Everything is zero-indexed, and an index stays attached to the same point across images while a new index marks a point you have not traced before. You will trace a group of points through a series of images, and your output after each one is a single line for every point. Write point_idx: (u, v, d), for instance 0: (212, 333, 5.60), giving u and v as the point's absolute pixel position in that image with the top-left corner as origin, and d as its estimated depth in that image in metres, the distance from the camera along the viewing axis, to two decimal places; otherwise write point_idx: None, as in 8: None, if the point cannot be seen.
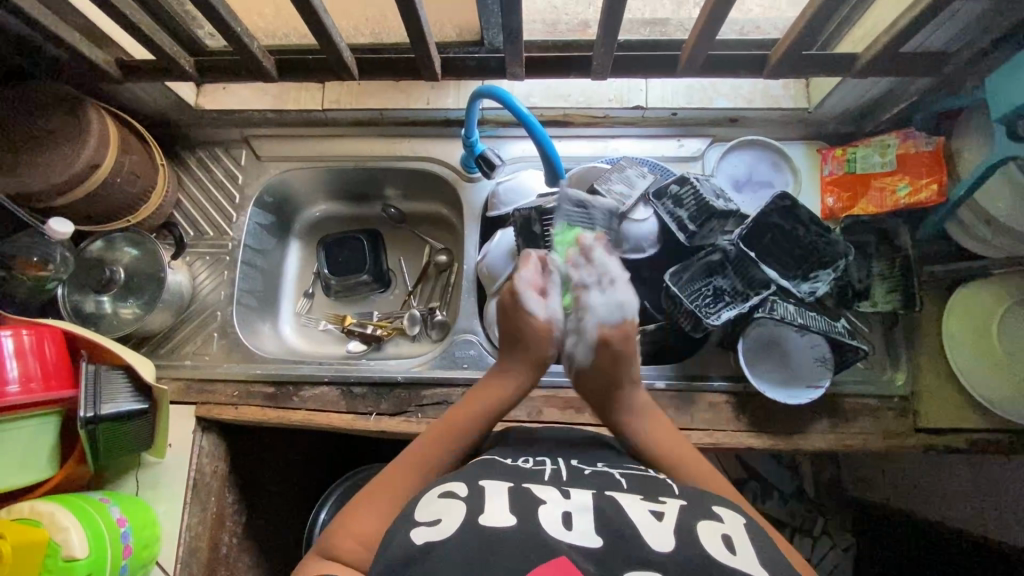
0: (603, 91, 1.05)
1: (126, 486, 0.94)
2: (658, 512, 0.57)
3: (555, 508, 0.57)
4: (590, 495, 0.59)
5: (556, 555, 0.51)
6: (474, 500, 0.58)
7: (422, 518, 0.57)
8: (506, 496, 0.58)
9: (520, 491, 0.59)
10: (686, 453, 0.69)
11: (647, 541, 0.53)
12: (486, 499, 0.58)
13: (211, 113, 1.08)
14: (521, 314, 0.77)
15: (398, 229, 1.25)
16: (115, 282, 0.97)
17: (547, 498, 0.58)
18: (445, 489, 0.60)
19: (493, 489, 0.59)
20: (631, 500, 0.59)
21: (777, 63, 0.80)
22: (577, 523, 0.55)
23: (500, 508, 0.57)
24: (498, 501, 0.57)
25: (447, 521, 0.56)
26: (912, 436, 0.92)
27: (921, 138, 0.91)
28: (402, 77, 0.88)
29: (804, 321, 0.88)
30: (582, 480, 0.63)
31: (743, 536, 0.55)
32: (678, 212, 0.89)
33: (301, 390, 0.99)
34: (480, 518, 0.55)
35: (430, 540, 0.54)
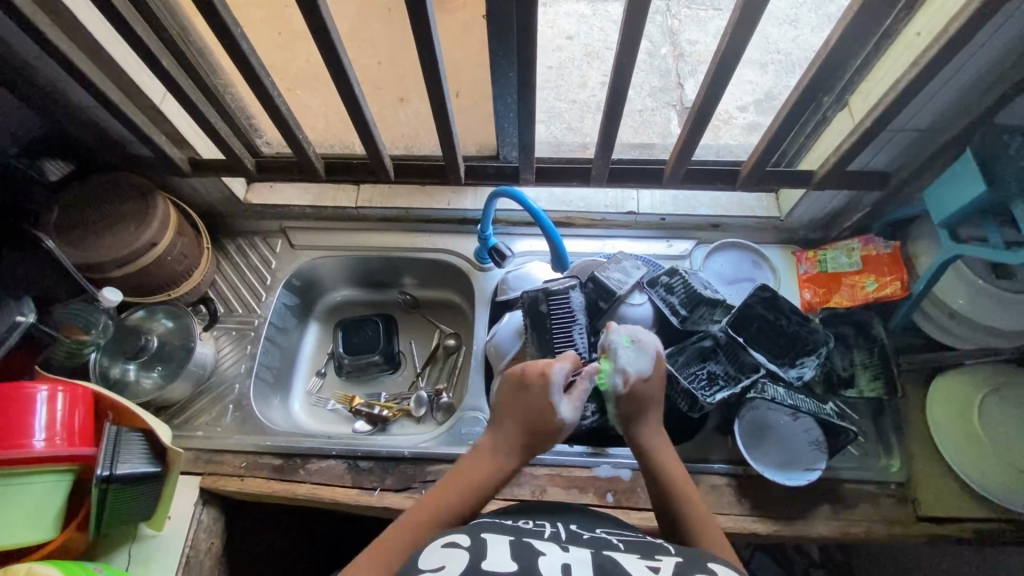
0: (600, 199, 1.21)
1: (117, 561, 0.91)
2: (655, 567, 0.59)
3: (555, 560, 0.59)
4: (587, 552, 0.61)
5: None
6: (479, 549, 0.60)
7: (425, 564, 0.58)
8: (506, 546, 0.60)
9: (520, 543, 0.61)
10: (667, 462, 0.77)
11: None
12: (490, 547, 0.60)
13: (256, 207, 1.22)
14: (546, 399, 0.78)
15: (411, 314, 1.34)
16: (147, 350, 1.03)
17: (547, 550, 0.61)
18: (448, 540, 0.62)
19: (495, 538, 0.62)
20: (628, 558, 0.60)
21: (746, 177, 0.95)
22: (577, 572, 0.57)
23: (502, 555, 0.59)
24: (501, 550, 0.60)
25: (451, 566, 0.58)
26: (914, 525, 0.92)
27: (881, 242, 1.04)
28: (430, 179, 1.02)
29: (794, 402, 0.94)
30: (581, 541, 0.64)
31: None
32: (670, 298, 0.99)
33: (308, 462, 1.00)
34: (482, 563, 0.58)
35: None
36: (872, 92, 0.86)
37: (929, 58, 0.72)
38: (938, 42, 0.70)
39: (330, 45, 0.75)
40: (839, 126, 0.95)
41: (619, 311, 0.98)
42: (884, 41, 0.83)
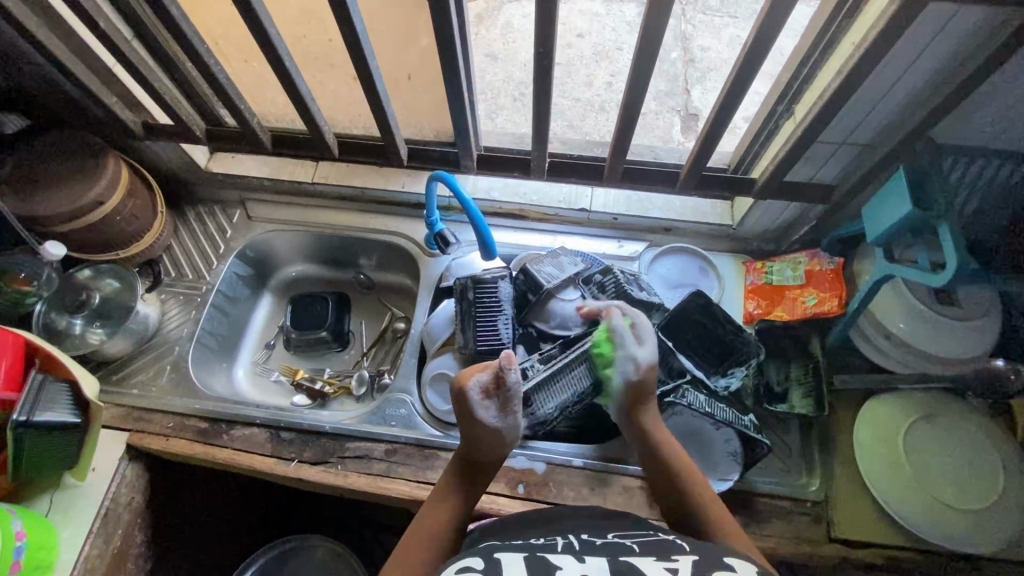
0: (554, 193, 1.19)
1: (37, 506, 0.95)
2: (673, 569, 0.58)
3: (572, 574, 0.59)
4: (603, 561, 0.61)
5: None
6: (493, 570, 0.58)
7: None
8: (517, 565, 0.59)
9: (534, 561, 0.60)
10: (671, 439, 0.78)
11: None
12: (503, 568, 0.59)
13: (216, 176, 1.24)
14: (470, 414, 0.77)
15: (365, 295, 1.35)
16: (88, 305, 1.06)
17: (562, 564, 0.60)
18: (462, 564, 0.60)
19: (508, 558, 0.60)
20: (644, 563, 0.60)
21: (686, 180, 0.94)
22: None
23: (515, 575, 0.58)
24: (517, 570, 0.58)
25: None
26: (825, 545, 0.91)
27: (826, 258, 1.02)
28: (374, 159, 1.02)
29: (712, 410, 0.92)
30: (593, 548, 0.64)
31: None
32: (600, 297, 0.98)
33: (232, 429, 1.02)
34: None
35: None
36: (811, 101, 0.84)
37: (855, 68, 0.70)
38: (862, 51, 0.69)
39: (255, 17, 0.75)
40: (785, 135, 0.93)
41: (549, 305, 0.98)
42: (825, 50, 0.81)
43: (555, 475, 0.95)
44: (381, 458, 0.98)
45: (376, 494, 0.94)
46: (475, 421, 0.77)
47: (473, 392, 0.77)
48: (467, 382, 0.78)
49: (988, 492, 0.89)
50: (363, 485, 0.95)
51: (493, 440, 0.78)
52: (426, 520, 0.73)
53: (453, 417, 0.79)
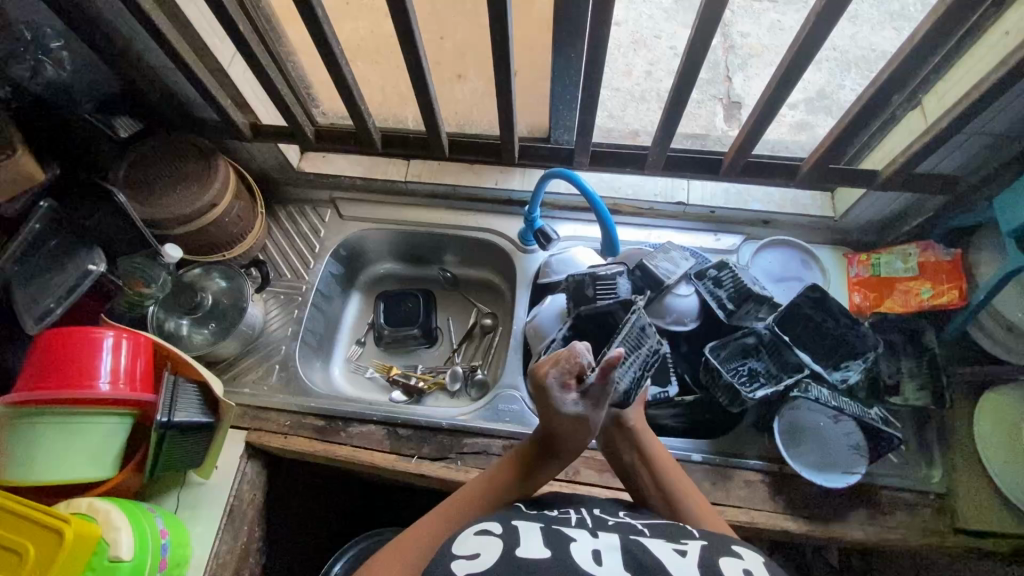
0: (650, 186, 1.19)
1: (167, 503, 0.97)
2: (683, 550, 0.60)
3: (585, 546, 0.60)
4: (617, 537, 0.62)
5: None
6: (511, 536, 0.61)
7: (460, 551, 0.59)
8: (537, 534, 0.61)
9: (550, 531, 0.62)
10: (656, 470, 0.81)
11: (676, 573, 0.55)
12: (521, 535, 0.61)
13: (309, 175, 1.25)
14: (548, 405, 0.76)
15: (449, 291, 1.36)
16: (201, 307, 1.07)
17: (576, 537, 0.61)
18: (480, 528, 0.63)
19: (527, 528, 0.62)
20: (657, 544, 0.61)
21: (808, 172, 0.93)
22: (607, 558, 0.58)
23: (533, 544, 0.59)
24: (533, 537, 0.60)
25: (486, 553, 0.58)
26: (951, 537, 0.91)
27: (941, 249, 1.00)
28: (484, 156, 1.02)
29: (839, 404, 0.92)
30: (607, 528, 0.65)
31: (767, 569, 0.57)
32: (718, 292, 0.98)
33: (350, 426, 1.03)
34: (516, 551, 0.58)
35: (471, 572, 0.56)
36: (948, 91, 0.83)
37: None
38: None
39: (405, 18, 0.75)
40: (909, 126, 0.92)
41: (665, 300, 0.98)
42: (969, 38, 0.80)
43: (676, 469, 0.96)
44: (500, 453, 0.99)
45: None
46: (552, 411, 0.76)
47: (552, 385, 0.75)
48: (544, 375, 0.75)
49: None
50: None
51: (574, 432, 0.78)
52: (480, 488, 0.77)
53: (535, 400, 0.79)
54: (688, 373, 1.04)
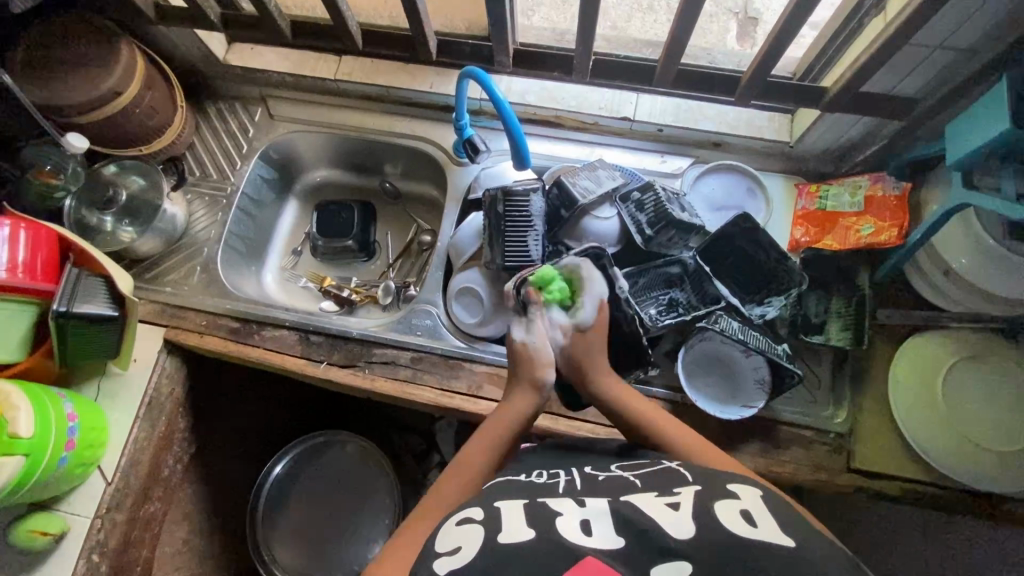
0: (595, 98, 1.10)
1: (87, 391, 1.01)
2: (674, 503, 0.56)
3: (572, 518, 0.57)
4: (604, 501, 0.59)
5: (581, 558, 0.51)
6: (492, 519, 0.57)
7: (442, 546, 0.56)
8: (521, 512, 0.58)
9: (534, 505, 0.59)
10: (647, 413, 0.77)
11: (669, 531, 0.52)
12: (504, 518, 0.57)
13: (236, 70, 1.18)
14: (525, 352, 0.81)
15: (390, 205, 1.32)
16: (116, 202, 1.05)
17: (562, 510, 0.58)
18: (462, 516, 0.59)
19: (508, 507, 0.59)
20: (648, 499, 0.57)
21: (747, 85, 0.84)
22: (596, 528, 0.55)
23: (515, 521, 0.56)
24: (514, 517, 0.57)
25: (467, 547, 0.55)
26: (842, 474, 0.91)
27: (892, 181, 0.93)
28: (401, 53, 0.94)
29: (746, 338, 0.89)
30: (597, 490, 0.62)
31: (761, 509, 0.54)
32: (637, 216, 0.92)
33: (263, 329, 1.04)
34: (498, 537, 0.55)
35: (453, 568, 0.53)
36: None
37: None
38: None
39: None
40: (868, 35, 0.81)
41: (581, 223, 0.93)
42: None
43: None
44: (407, 364, 0.99)
45: (403, 399, 0.96)
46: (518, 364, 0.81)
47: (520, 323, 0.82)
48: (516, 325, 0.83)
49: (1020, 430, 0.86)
50: (390, 388, 0.97)
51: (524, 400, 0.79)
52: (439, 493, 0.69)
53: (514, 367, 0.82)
54: None
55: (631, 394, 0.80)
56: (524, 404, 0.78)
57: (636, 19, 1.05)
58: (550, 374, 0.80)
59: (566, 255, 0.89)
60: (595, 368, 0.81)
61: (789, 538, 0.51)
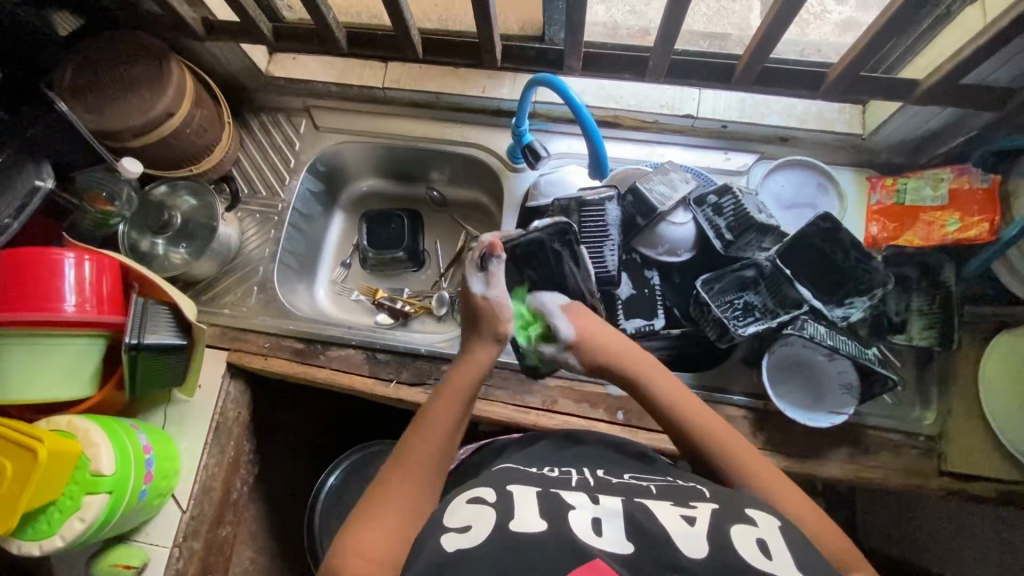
0: (655, 96, 1.06)
1: (154, 419, 0.99)
2: (690, 517, 0.55)
3: (584, 514, 0.55)
4: (620, 503, 0.57)
5: (591, 558, 0.49)
6: (505, 504, 0.56)
7: (451, 523, 0.55)
8: (533, 501, 0.56)
9: (548, 495, 0.57)
10: (680, 403, 0.70)
11: (679, 547, 0.51)
12: (517, 505, 0.56)
13: (279, 81, 1.15)
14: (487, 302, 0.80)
15: (437, 213, 1.29)
16: (171, 226, 1.04)
17: (574, 504, 0.56)
18: (473, 495, 0.58)
19: (520, 493, 0.58)
20: (660, 509, 0.56)
21: (833, 82, 0.81)
22: (608, 530, 0.53)
23: (528, 512, 0.55)
24: (527, 506, 0.55)
25: (478, 525, 0.53)
26: (934, 478, 0.89)
27: (977, 174, 0.89)
28: (462, 60, 0.90)
29: (834, 343, 0.87)
30: (610, 490, 0.61)
31: (777, 539, 0.53)
32: (716, 221, 0.89)
33: (328, 349, 1.02)
34: (510, 523, 0.53)
35: (461, 547, 0.51)
36: None
37: None
38: None
39: None
40: (963, 23, 0.77)
41: (657, 230, 0.91)
42: None
43: None
44: (479, 380, 0.97)
45: (476, 416, 0.94)
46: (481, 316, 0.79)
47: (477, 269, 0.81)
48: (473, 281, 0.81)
49: None
50: None
51: (486, 351, 0.79)
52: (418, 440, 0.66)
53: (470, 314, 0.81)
54: (678, 307, 0.97)
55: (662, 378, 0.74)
56: (487, 355, 0.78)
57: (698, 12, 1.01)
58: (510, 327, 0.81)
59: (529, 235, 0.85)
60: (617, 357, 0.76)
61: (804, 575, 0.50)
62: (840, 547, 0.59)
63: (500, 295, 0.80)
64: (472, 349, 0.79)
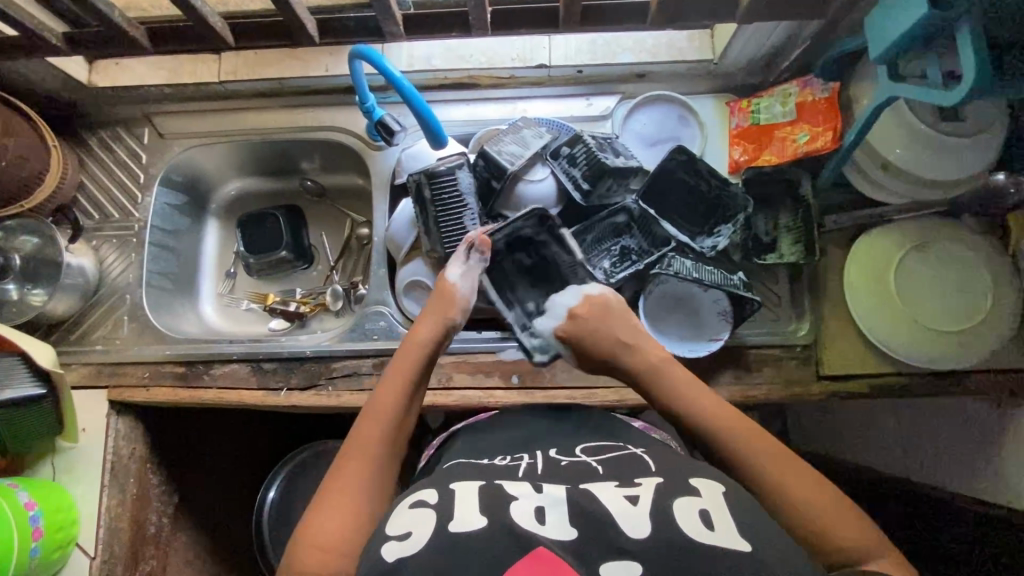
0: (505, 49, 1.02)
1: (42, 472, 0.95)
2: (634, 497, 0.56)
3: (525, 504, 0.56)
4: (562, 489, 0.58)
5: (534, 548, 0.51)
6: (445, 506, 0.57)
7: (392, 531, 0.55)
8: (473, 498, 0.57)
9: (490, 489, 0.59)
10: (681, 388, 0.66)
11: (624, 530, 0.52)
12: (456, 506, 0.57)
13: (107, 91, 1.05)
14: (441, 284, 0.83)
15: (319, 204, 1.23)
16: (11, 268, 0.97)
17: (517, 495, 0.58)
18: (416, 500, 0.59)
19: (462, 493, 0.59)
20: (606, 489, 0.58)
21: (656, 11, 0.78)
22: (549, 515, 0.55)
23: (468, 510, 0.56)
24: (467, 505, 0.57)
25: (417, 532, 0.54)
26: (814, 384, 0.93)
27: (819, 84, 0.90)
28: (279, 43, 0.84)
29: (700, 275, 0.88)
30: (558, 476, 0.62)
31: (720, 507, 0.54)
32: (572, 172, 0.89)
33: (212, 367, 0.98)
34: (449, 525, 0.54)
35: (399, 557, 0.52)
36: None
37: None
38: None
39: None
40: None
41: (515, 190, 0.89)
42: None
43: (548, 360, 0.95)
44: (371, 372, 0.95)
45: None
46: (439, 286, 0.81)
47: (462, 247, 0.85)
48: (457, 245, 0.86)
49: (983, 303, 0.87)
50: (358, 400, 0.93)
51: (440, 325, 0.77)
52: (366, 433, 0.64)
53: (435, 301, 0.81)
54: None
55: (688, 386, 0.66)
56: (441, 326, 0.76)
57: None
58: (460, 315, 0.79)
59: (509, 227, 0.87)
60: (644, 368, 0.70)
61: (746, 542, 0.50)
62: (849, 538, 0.53)
63: (470, 289, 0.82)
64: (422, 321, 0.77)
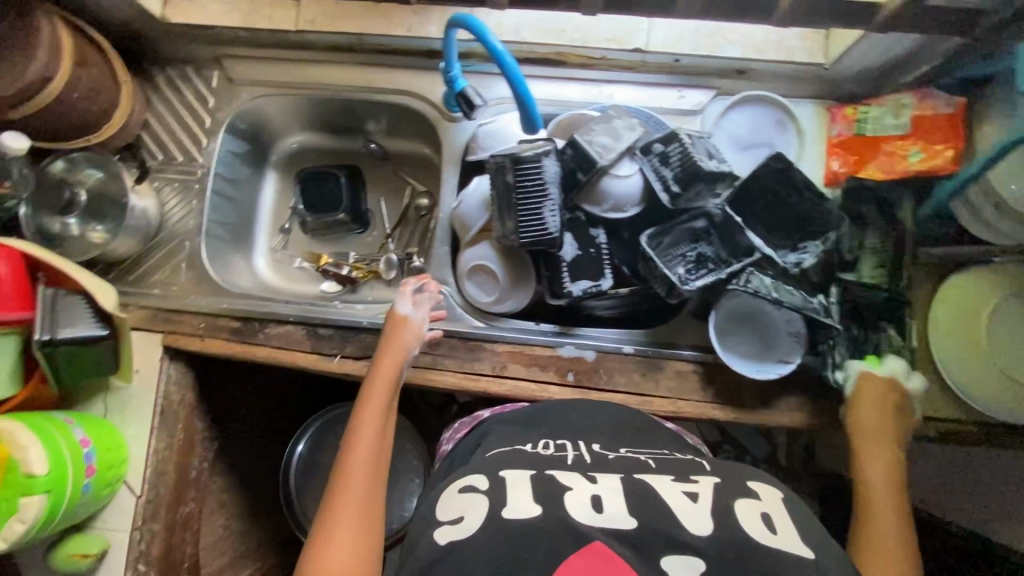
0: (600, 28, 0.96)
1: (96, 408, 0.97)
2: (693, 494, 0.56)
3: (582, 494, 0.56)
4: (617, 481, 0.58)
5: (589, 542, 0.51)
6: (496, 491, 0.57)
7: (445, 517, 0.57)
8: (528, 485, 0.58)
9: (542, 477, 0.59)
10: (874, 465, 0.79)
11: (683, 524, 0.52)
12: (508, 491, 0.57)
13: (180, 28, 1.00)
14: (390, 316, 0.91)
15: (379, 168, 1.19)
16: (76, 204, 0.96)
17: (572, 485, 0.58)
18: (466, 485, 0.60)
19: (513, 479, 0.59)
20: (662, 483, 0.58)
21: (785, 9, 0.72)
22: (607, 505, 0.55)
23: (522, 498, 0.56)
24: (520, 491, 0.57)
25: (470, 516, 0.55)
26: None
27: (942, 98, 0.84)
28: None
29: (780, 295, 0.83)
30: (608, 467, 0.62)
31: (782, 512, 0.56)
32: (663, 171, 0.84)
33: (267, 326, 0.97)
34: (503, 511, 0.54)
35: (455, 540, 0.53)
36: None
37: None
38: None
39: None
40: None
41: (601, 184, 0.85)
42: None
43: (606, 362, 0.92)
44: (425, 350, 0.94)
45: (425, 386, 0.92)
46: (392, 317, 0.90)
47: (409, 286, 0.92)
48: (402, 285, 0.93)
49: None
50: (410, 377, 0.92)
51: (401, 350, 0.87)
52: (356, 454, 0.74)
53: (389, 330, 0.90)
54: (627, 265, 0.92)
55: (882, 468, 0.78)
56: (403, 351, 0.87)
57: None
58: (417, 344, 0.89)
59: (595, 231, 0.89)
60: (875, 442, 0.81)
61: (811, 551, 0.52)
62: None
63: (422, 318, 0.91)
64: (383, 350, 0.87)
